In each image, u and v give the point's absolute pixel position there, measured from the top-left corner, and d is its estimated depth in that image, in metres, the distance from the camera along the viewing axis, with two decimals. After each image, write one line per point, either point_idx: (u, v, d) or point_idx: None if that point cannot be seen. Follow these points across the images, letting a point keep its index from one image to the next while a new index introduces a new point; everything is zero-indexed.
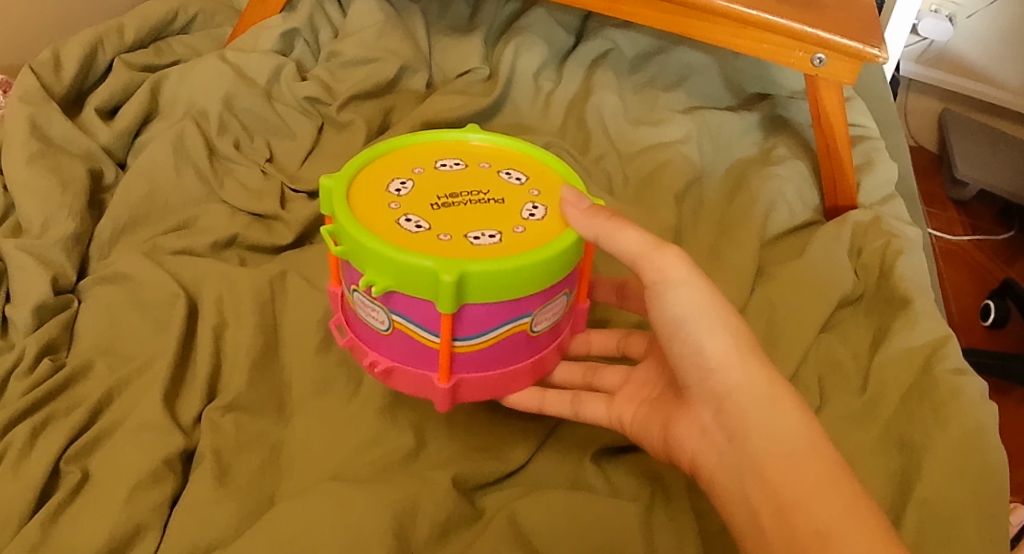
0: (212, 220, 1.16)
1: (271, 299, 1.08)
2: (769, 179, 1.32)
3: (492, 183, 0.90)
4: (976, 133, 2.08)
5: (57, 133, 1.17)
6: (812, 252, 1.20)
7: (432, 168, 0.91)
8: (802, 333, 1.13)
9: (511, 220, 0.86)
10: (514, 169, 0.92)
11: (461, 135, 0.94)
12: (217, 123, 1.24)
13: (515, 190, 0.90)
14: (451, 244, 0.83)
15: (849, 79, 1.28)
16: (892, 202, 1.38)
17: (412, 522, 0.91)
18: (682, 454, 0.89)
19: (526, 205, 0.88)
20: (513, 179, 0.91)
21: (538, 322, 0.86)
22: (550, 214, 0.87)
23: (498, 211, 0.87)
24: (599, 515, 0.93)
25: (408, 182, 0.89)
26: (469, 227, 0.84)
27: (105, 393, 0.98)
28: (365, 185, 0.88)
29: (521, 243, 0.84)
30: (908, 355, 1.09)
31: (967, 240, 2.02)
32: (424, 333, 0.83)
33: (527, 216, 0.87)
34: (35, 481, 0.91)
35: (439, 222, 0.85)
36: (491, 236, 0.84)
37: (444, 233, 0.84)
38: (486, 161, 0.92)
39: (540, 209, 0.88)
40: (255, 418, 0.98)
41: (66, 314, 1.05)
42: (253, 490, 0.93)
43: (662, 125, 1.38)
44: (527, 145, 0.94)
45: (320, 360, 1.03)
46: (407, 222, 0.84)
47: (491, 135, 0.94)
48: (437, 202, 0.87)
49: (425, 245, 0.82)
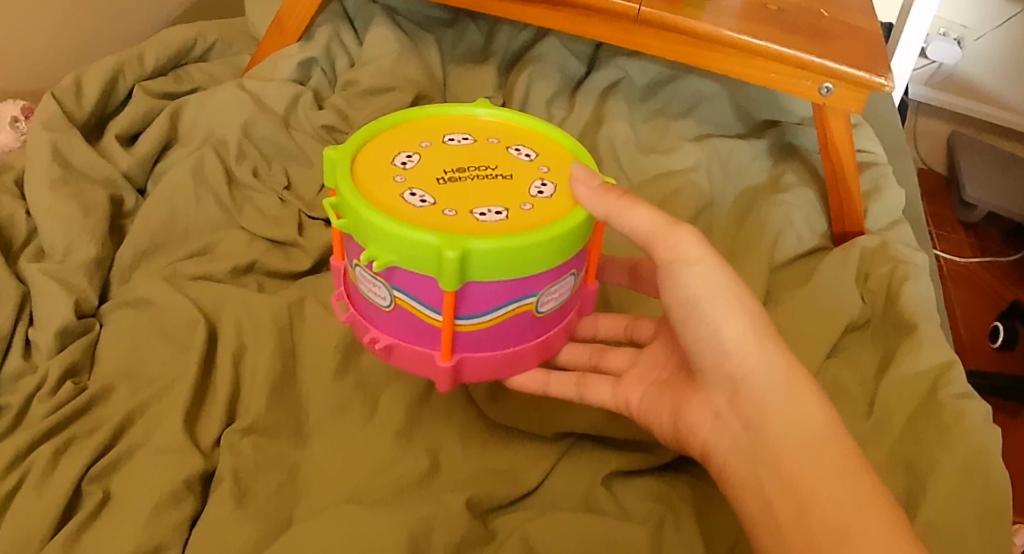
0: (231, 246, 1.19)
1: (289, 324, 1.09)
2: (779, 206, 1.34)
3: (501, 159, 0.90)
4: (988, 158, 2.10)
5: (80, 160, 1.21)
6: (819, 277, 1.23)
7: (440, 142, 0.92)
8: (805, 359, 1.15)
9: (518, 196, 0.87)
10: (524, 145, 0.93)
11: (471, 110, 0.95)
12: (236, 150, 1.26)
13: (524, 165, 0.90)
14: (456, 220, 0.83)
15: (856, 108, 1.29)
16: (900, 228, 1.40)
17: (427, 543, 0.93)
18: (693, 438, 0.91)
19: (535, 182, 0.89)
20: (522, 155, 0.91)
21: (544, 302, 0.87)
22: (558, 191, 0.88)
23: (505, 186, 0.87)
24: (610, 535, 0.95)
25: (415, 156, 0.90)
26: (475, 203, 0.85)
27: (126, 414, 1.01)
28: (371, 159, 0.89)
29: (527, 221, 0.84)
30: (913, 379, 1.11)
31: (977, 262, 2.03)
32: (426, 310, 0.84)
33: (535, 193, 0.87)
34: (59, 500, 0.93)
35: (444, 196, 0.85)
36: (496, 213, 0.84)
37: (450, 209, 0.84)
38: (496, 136, 0.93)
39: (548, 186, 0.88)
40: (273, 440, 1.00)
41: (88, 338, 1.07)
42: (272, 510, 0.96)
43: (673, 152, 1.40)
44: (537, 121, 0.95)
45: (338, 383, 1.05)
46: (412, 196, 0.85)
47: (500, 110, 0.95)
48: (444, 176, 0.88)
49: (430, 220, 0.83)
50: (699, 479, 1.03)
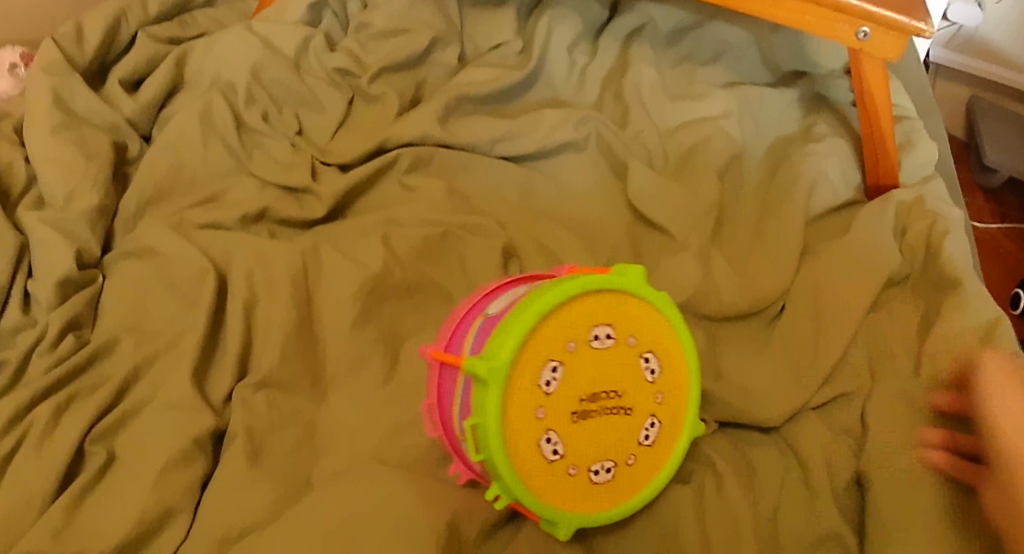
0: (241, 194, 1.12)
1: (303, 273, 1.02)
2: (811, 155, 1.20)
3: (627, 377, 0.89)
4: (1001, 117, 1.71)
5: (81, 105, 1.14)
6: (859, 227, 1.09)
7: (585, 342, 0.87)
8: (846, 311, 1.03)
9: (627, 447, 0.89)
10: (654, 353, 0.90)
11: (585, 281, 0.86)
12: (245, 94, 1.18)
13: (644, 390, 0.90)
14: (575, 481, 0.87)
15: (894, 55, 1.15)
16: (934, 182, 1.25)
17: (467, 520, 0.88)
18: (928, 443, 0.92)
19: (646, 420, 0.90)
20: (648, 372, 0.90)
21: None
22: (662, 435, 0.91)
23: (620, 431, 0.89)
24: (650, 501, 0.92)
25: (559, 369, 0.86)
26: (593, 459, 0.88)
27: (132, 370, 0.95)
28: (529, 357, 0.84)
29: (630, 482, 0.90)
30: (974, 339, 1.00)
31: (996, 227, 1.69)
32: (529, 507, 0.88)
33: (643, 440, 0.90)
34: (62, 460, 0.88)
35: (574, 447, 0.87)
36: (607, 470, 0.88)
37: (573, 465, 0.87)
38: (634, 335, 0.89)
39: (656, 428, 0.90)
40: (288, 396, 0.95)
41: (91, 289, 1.01)
42: (288, 470, 0.91)
43: (700, 99, 1.26)
44: (664, 304, 0.90)
45: (355, 337, 0.99)
46: (547, 444, 0.86)
47: (617, 280, 0.87)
48: (578, 410, 0.86)
49: (555, 480, 0.86)
50: (740, 440, 0.99)
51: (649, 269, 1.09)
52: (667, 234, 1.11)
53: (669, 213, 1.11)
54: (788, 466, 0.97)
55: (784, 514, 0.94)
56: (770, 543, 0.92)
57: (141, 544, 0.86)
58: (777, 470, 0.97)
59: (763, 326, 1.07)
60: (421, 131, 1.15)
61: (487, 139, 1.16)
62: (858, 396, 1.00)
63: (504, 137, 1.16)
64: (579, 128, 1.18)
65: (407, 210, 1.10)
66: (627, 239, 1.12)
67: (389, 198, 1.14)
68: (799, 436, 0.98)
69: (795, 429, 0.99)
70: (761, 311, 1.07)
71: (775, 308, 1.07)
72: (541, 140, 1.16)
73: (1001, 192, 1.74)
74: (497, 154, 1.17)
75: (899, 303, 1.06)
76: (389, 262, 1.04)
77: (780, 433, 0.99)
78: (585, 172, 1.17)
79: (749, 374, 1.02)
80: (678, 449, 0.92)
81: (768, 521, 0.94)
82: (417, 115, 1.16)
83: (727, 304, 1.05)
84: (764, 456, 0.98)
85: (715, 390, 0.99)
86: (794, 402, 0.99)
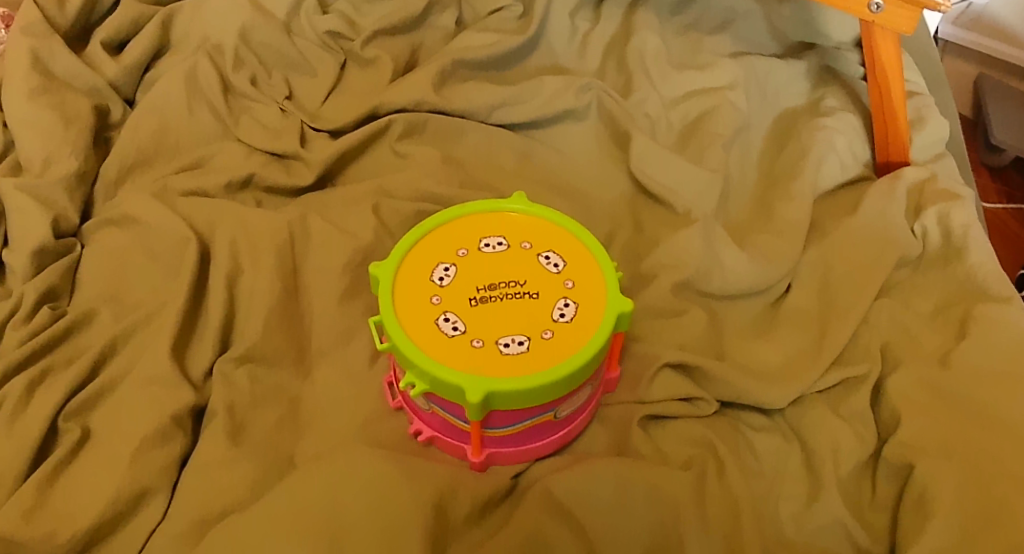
0: (227, 159, 1.07)
1: (290, 243, 0.98)
2: (820, 129, 1.11)
3: (528, 271, 0.89)
4: (1000, 93, 1.47)
5: (62, 68, 1.08)
6: (868, 204, 1.03)
7: (477, 249, 0.90)
8: (861, 289, 0.98)
9: (540, 323, 0.85)
10: (554, 252, 0.91)
11: (502, 206, 0.94)
12: (233, 57, 1.13)
13: (550, 280, 0.88)
14: (483, 353, 0.83)
15: (908, 28, 1.02)
16: (944, 161, 1.14)
17: (453, 497, 0.84)
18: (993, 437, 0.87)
19: (558, 302, 0.87)
20: (550, 265, 0.89)
21: (563, 410, 0.86)
22: (580, 313, 0.86)
23: (529, 312, 0.86)
24: (650, 484, 0.86)
25: (452, 268, 0.89)
26: (501, 332, 0.84)
27: (109, 342, 0.91)
28: (416, 259, 0.90)
29: (551, 352, 0.83)
30: (998, 329, 0.93)
31: (1004, 208, 1.46)
32: (456, 418, 0.85)
33: (557, 316, 0.86)
34: (33, 438, 0.84)
35: (476, 323, 0.85)
36: (520, 343, 0.84)
37: (478, 338, 0.84)
38: (529, 240, 0.91)
39: (571, 307, 0.86)
40: (272, 369, 0.91)
41: (68, 259, 0.97)
42: (270, 449, 0.87)
43: (707, 69, 1.16)
44: (563, 219, 0.93)
45: (345, 311, 0.95)
46: (446, 323, 0.85)
47: (529, 206, 0.93)
48: (475, 296, 0.87)
49: (458, 353, 0.83)
50: (740, 421, 0.94)
51: (652, 243, 1.04)
52: (671, 207, 1.06)
53: (676, 186, 1.06)
54: (791, 452, 0.92)
55: (786, 507, 0.89)
56: (772, 534, 0.87)
57: (115, 525, 0.82)
58: (778, 457, 0.92)
59: (765, 306, 1.01)
60: (416, 96, 1.10)
61: (485, 106, 1.11)
62: (869, 378, 0.93)
63: (503, 103, 1.11)
64: (580, 97, 1.12)
65: (400, 181, 1.05)
66: (627, 212, 1.08)
67: (382, 165, 1.10)
68: (805, 421, 0.93)
69: (799, 413, 0.94)
70: (767, 288, 1.01)
71: (781, 286, 1.01)
72: (543, 107, 1.11)
73: (1005, 169, 1.50)
74: (494, 121, 1.12)
75: (914, 285, 1.01)
76: (380, 233, 1.00)
77: (783, 416, 0.94)
78: (587, 143, 1.13)
79: (755, 355, 0.97)
80: (606, 322, 0.85)
81: (768, 513, 0.88)
82: (411, 80, 1.11)
83: (732, 281, 1.00)
84: (766, 440, 0.93)
85: (719, 370, 0.93)
86: (796, 387, 0.93)
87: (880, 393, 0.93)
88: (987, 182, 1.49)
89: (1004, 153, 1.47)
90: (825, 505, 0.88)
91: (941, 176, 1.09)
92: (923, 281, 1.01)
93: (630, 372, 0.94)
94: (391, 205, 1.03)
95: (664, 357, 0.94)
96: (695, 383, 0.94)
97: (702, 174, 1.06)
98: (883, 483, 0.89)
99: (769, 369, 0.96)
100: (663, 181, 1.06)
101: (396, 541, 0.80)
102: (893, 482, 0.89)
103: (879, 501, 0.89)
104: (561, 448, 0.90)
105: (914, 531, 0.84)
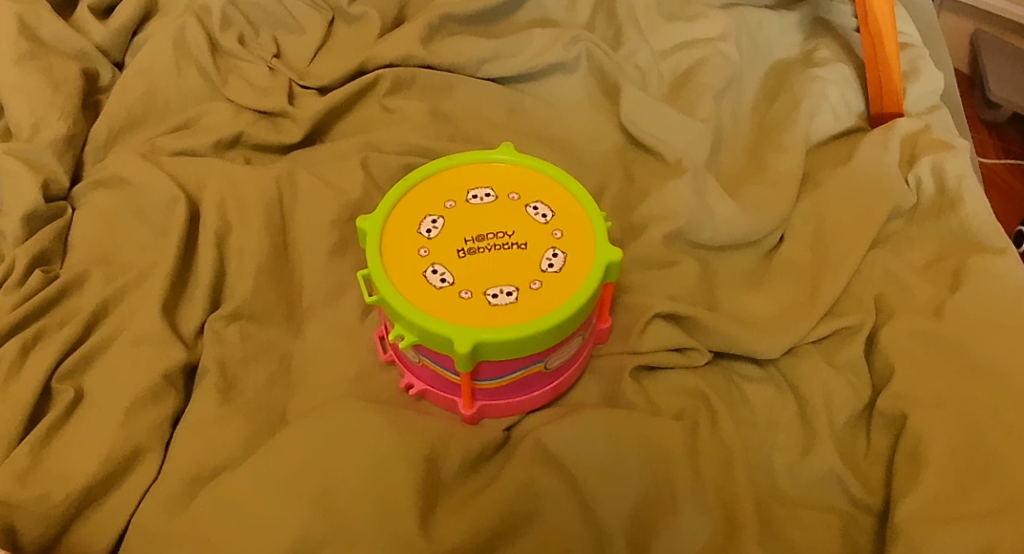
0: (215, 119, 1.07)
1: (278, 200, 0.98)
2: (812, 80, 1.10)
3: (516, 221, 0.89)
4: (998, 49, 1.46)
5: (49, 33, 1.07)
6: (861, 154, 1.02)
7: (464, 201, 0.90)
8: (854, 239, 0.97)
9: (528, 273, 0.85)
10: (542, 203, 0.90)
11: (488, 156, 0.93)
12: (220, 17, 1.11)
13: (538, 230, 0.88)
14: (471, 304, 0.83)
15: None
16: (939, 113, 1.12)
17: (445, 451, 0.85)
18: (986, 390, 0.87)
19: (547, 252, 0.87)
20: (538, 216, 0.89)
21: (553, 360, 0.86)
22: (569, 263, 0.86)
23: (517, 263, 0.86)
24: (641, 437, 0.86)
25: (439, 220, 0.89)
26: (489, 283, 0.84)
27: (99, 304, 0.91)
28: (404, 212, 0.89)
29: (539, 302, 0.83)
30: (991, 280, 0.93)
31: (1002, 163, 1.45)
32: (446, 370, 0.85)
33: (546, 267, 0.86)
34: (26, 401, 0.84)
35: (464, 274, 0.85)
36: (508, 294, 0.84)
37: (466, 289, 0.84)
38: (517, 192, 0.91)
39: (559, 257, 0.86)
40: (262, 327, 0.92)
41: (59, 223, 0.96)
42: (262, 405, 0.88)
43: (696, 21, 1.15)
44: (551, 170, 0.92)
45: (332, 267, 0.96)
46: (433, 275, 0.85)
47: (516, 156, 0.93)
48: (463, 248, 0.87)
49: (446, 304, 0.83)
50: (732, 372, 0.94)
51: (643, 194, 1.04)
52: (661, 158, 1.06)
53: (665, 136, 1.06)
54: (784, 402, 0.92)
55: (779, 460, 0.89)
56: (764, 486, 0.88)
57: (111, 484, 0.83)
58: (770, 408, 0.92)
59: (758, 258, 1.01)
60: (404, 51, 1.09)
61: (473, 60, 1.10)
62: (863, 329, 0.93)
63: (490, 58, 1.11)
64: (569, 49, 1.12)
65: (388, 134, 1.05)
66: (617, 163, 1.08)
67: (371, 120, 1.10)
68: (799, 371, 0.93)
69: (793, 363, 0.93)
70: (758, 241, 1.01)
71: (773, 238, 1.01)
72: (531, 60, 1.11)
73: (1003, 125, 1.49)
74: (483, 75, 1.11)
75: (908, 235, 1.00)
76: (369, 189, 1.01)
77: (777, 367, 0.94)
78: (577, 95, 1.13)
79: (748, 306, 0.98)
80: (594, 273, 0.85)
81: (760, 464, 0.89)
82: (399, 34, 1.10)
83: (725, 232, 0.99)
84: (759, 391, 0.93)
85: (711, 321, 0.93)
86: (791, 336, 0.93)
87: (875, 343, 0.93)
88: (985, 138, 1.48)
89: (1001, 108, 1.45)
90: (817, 456, 0.88)
91: (935, 126, 1.09)
92: (917, 232, 1.00)
93: (621, 325, 0.94)
94: (378, 157, 1.03)
95: (655, 308, 0.93)
96: (688, 334, 0.95)
97: (692, 125, 1.06)
98: (876, 434, 0.90)
99: (764, 321, 0.96)
100: (652, 131, 1.06)
101: (389, 495, 0.81)
102: (886, 433, 0.89)
103: (873, 451, 0.89)
104: (552, 401, 0.91)
105: (906, 482, 0.84)
